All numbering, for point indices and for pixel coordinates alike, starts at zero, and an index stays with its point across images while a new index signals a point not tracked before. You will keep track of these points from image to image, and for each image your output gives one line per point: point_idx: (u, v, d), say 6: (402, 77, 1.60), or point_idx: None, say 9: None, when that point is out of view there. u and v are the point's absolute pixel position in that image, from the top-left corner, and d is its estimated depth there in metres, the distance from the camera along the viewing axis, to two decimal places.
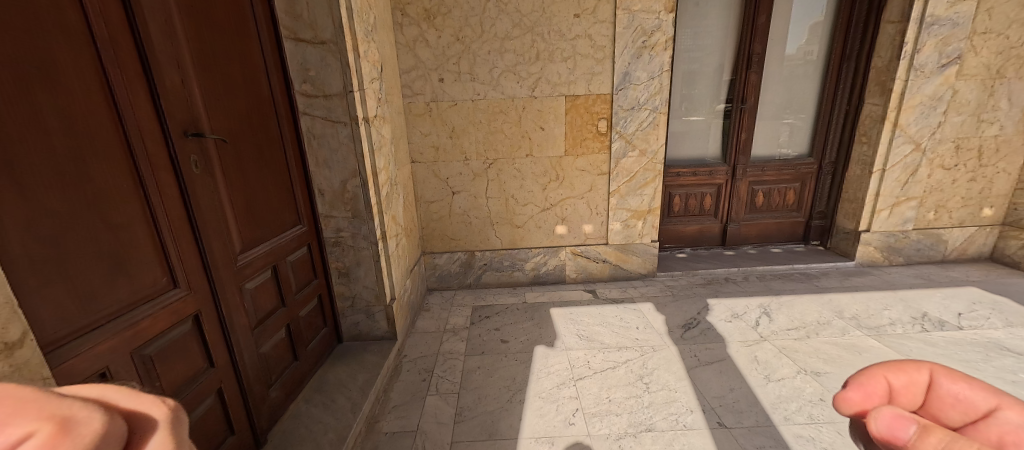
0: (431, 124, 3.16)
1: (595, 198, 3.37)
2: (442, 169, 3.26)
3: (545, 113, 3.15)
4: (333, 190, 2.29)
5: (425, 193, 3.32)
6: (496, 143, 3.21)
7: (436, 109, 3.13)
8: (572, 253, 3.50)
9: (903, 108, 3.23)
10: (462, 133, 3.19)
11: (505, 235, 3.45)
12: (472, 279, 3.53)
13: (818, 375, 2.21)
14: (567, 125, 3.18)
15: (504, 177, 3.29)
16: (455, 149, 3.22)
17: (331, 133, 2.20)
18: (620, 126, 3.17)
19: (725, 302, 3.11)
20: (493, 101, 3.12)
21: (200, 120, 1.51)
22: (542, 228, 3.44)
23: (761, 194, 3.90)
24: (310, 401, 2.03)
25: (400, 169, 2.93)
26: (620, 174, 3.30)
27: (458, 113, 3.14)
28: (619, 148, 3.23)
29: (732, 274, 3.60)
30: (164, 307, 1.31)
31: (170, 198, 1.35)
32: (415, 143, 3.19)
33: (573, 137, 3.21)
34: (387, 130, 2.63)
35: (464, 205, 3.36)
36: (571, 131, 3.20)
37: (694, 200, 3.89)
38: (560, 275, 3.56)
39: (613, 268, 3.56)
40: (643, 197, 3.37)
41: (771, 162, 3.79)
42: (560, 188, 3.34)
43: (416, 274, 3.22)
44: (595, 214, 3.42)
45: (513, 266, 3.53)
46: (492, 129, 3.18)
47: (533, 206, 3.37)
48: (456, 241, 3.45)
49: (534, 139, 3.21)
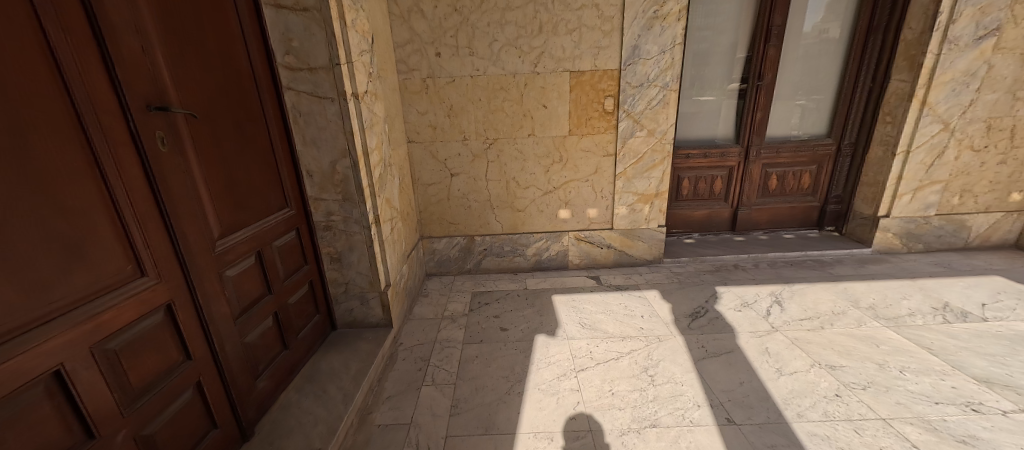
0: (427, 103, 3.00)
1: (600, 182, 3.22)
2: (440, 150, 3.11)
3: (548, 90, 2.97)
4: (323, 171, 2.16)
5: (423, 176, 3.18)
6: (496, 122, 3.05)
7: (433, 87, 2.96)
8: (575, 239, 3.38)
9: (933, 85, 3.02)
10: (461, 112, 3.02)
11: (505, 219, 3.32)
12: (471, 265, 3.43)
13: (833, 369, 2.10)
14: (571, 104, 3.01)
15: (504, 159, 3.14)
16: (454, 129, 3.07)
17: (318, 110, 2.05)
18: (627, 104, 2.99)
19: (735, 290, 2.98)
20: (494, 77, 2.94)
21: (166, 93, 1.38)
22: (545, 212, 3.30)
23: (775, 178, 3.71)
24: (301, 391, 1.96)
25: (395, 150, 2.79)
26: (626, 155, 3.13)
27: (457, 89, 2.97)
28: (626, 127, 3.05)
29: (742, 261, 3.47)
30: (131, 297, 1.20)
31: (132, 177, 1.23)
32: (412, 122, 3.04)
33: (578, 116, 3.04)
34: (380, 107, 2.48)
35: (463, 188, 3.23)
36: (576, 110, 3.02)
37: (704, 184, 3.72)
38: (563, 261, 3.45)
39: (617, 254, 3.44)
40: (651, 180, 3.21)
41: (787, 143, 3.60)
42: (564, 171, 3.18)
43: (414, 259, 3.12)
44: (600, 198, 3.27)
45: (514, 251, 3.41)
46: (492, 108, 3.01)
47: (536, 189, 3.23)
48: (454, 225, 3.33)
49: (536, 119, 3.04)
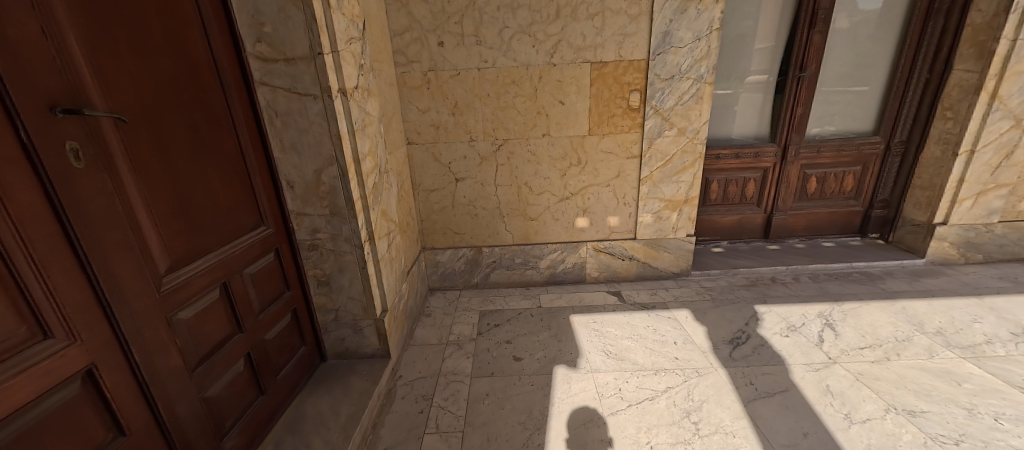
0: (429, 99, 2.65)
1: (622, 186, 2.87)
2: (444, 152, 2.77)
3: (565, 84, 2.61)
4: (306, 181, 1.82)
5: (424, 181, 2.84)
6: (506, 121, 2.70)
7: (435, 81, 2.61)
8: (594, 249, 3.04)
9: (1006, 75, 2.63)
10: (468, 109, 2.68)
11: (516, 229, 2.99)
12: (478, 279, 3.11)
13: (913, 416, 1.76)
14: (592, 99, 2.65)
15: (515, 162, 2.80)
16: (459, 129, 2.72)
17: (299, 109, 1.71)
18: (655, 100, 2.63)
19: (778, 310, 2.64)
20: (504, 69, 2.59)
21: (85, 91, 1.05)
22: (560, 220, 2.97)
23: (814, 180, 3.35)
24: (280, 445, 1.64)
25: (393, 154, 2.45)
26: (653, 157, 2.77)
27: (463, 84, 2.62)
28: (653, 126, 2.69)
29: (779, 274, 3.12)
30: (26, 372, 0.89)
31: (26, 207, 0.91)
32: (411, 121, 2.70)
33: (599, 114, 2.68)
34: (375, 105, 2.13)
35: (469, 195, 2.89)
36: (597, 107, 2.67)
37: (735, 187, 3.37)
38: (580, 274, 3.11)
39: (641, 266, 3.10)
40: (680, 185, 2.86)
41: (829, 142, 3.23)
42: (582, 175, 2.84)
43: (415, 274, 2.80)
44: (622, 204, 2.92)
45: (526, 263, 3.08)
46: (502, 105, 2.67)
47: (550, 195, 2.89)
48: (460, 235, 3.00)
49: (551, 117, 2.69)
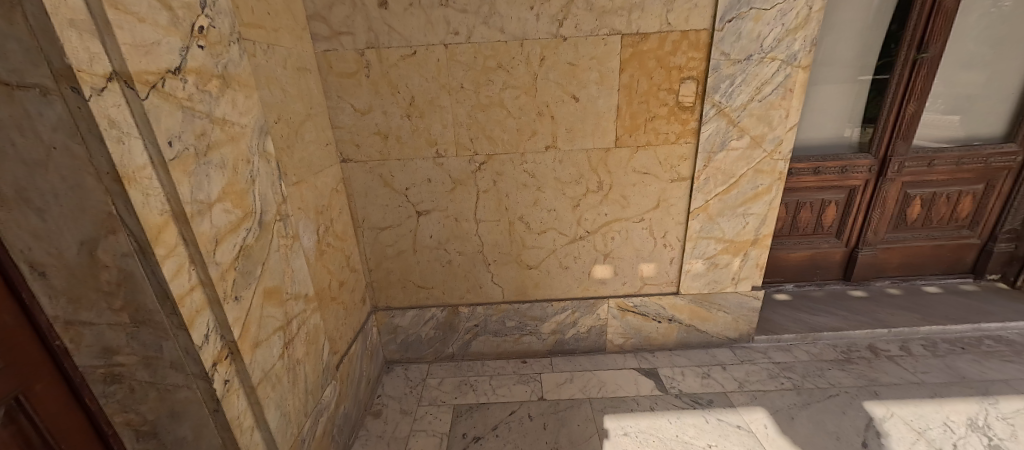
0: (370, 93, 1.71)
1: (663, 221, 1.95)
2: (397, 173, 1.84)
3: (580, 68, 1.67)
4: (68, 264, 0.89)
5: (371, 215, 1.91)
6: (490, 127, 1.77)
7: (377, 65, 1.67)
8: (619, 309, 2.13)
9: None
10: (431, 110, 1.74)
11: (507, 281, 2.07)
12: (455, 348, 2.20)
13: None
14: (621, 93, 1.71)
15: (504, 187, 1.87)
16: (420, 139, 1.79)
17: (14, 118, 0.78)
18: (719, 93, 1.70)
19: (904, 415, 1.73)
20: (485, 46, 1.65)
21: None
22: (571, 269, 2.05)
23: (917, 203, 2.44)
24: None
25: (305, 183, 1.51)
26: (711, 180, 1.85)
27: (421, 69, 1.68)
28: (714, 133, 1.76)
29: (879, 340, 2.21)
30: None
31: None
32: (345, 128, 1.76)
33: (631, 115, 1.74)
34: (251, 106, 1.19)
35: (437, 234, 1.96)
36: (628, 106, 1.73)
37: (809, 213, 2.46)
38: (598, 341, 2.20)
39: (684, 331, 2.19)
40: (747, 219, 1.94)
41: (947, 152, 2.31)
42: (604, 205, 1.91)
43: (357, 355, 1.88)
44: (661, 247, 2.00)
45: (521, 328, 2.17)
46: (482, 103, 1.73)
47: (556, 233, 1.96)
48: (426, 290, 2.08)
49: (559, 121, 1.76)
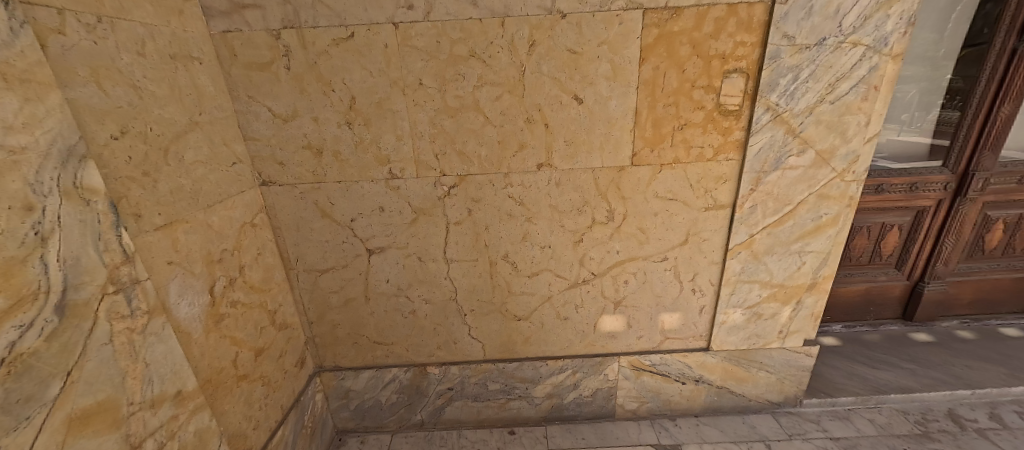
0: (294, 92, 1.23)
1: (692, 261, 1.47)
2: (336, 200, 1.37)
3: (585, 58, 1.20)
4: None
5: (306, 254, 1.44)
6: (461, 138, 1.29)
7: (299, 52, 1.18)
8: (632, 368, 1.66)
9: None
10: (379, 116, 1.26)
11: (489, 336, 1.60)
12: (423, 416, 1.73)
13: None
14: (641, 93, 1.23)
15: (481, 218, 1.40)
16: (366, 155, 1.31)
17: None
18: (777, 92, 1.23)
19: None
20: (450, 25, 1.17)
21: None
22: (571, 321, 1.58)
23: (999, 228, 1.97)
24: None
25: (185, 223, 1.04)
26: (760, 208, 1.38)
27: (363, 59, 1.20)
28: (766, 147, 1.29)
29: (961, 404, 1.75)
30: None
31: None
32: (262, 140, 1.28)
33: (654, 122, 1.27)
34: (42, 114, 0.71)
35: (395, 277, 1.49)
36: (650, 110, 1.26)
37: (864, 239, 2.00)
38: (605, 407, 1.74)
39: (715, 393, 1.72)
40: (804, 259, 1.47)
41: None
42: (615, 241, 1.44)
43: (286, 441, 1.41)
44: (690, 293, 1.53)
45: (508, 391, 1.70)
46: (449, 106, 1.25)
47: (552, 276, 1.49)
48: (384, 346, 1.61)
49: (555, 131, 1.28)
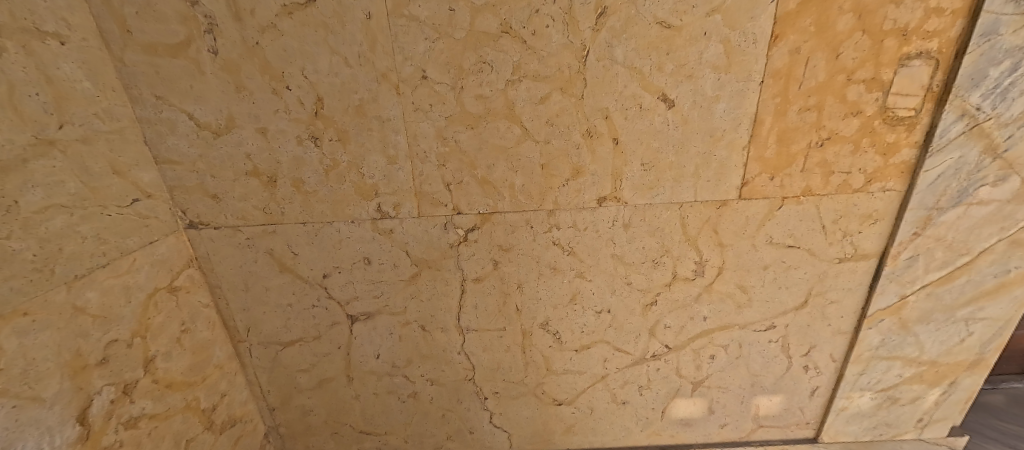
0: (226, 90, 0.79)
1: (809, 330, 1.04)
2: (299, 248, 0.93)
3: (686, 35, 0.75)
4: None
5: (259, 322, 1.01)
6: (486, 160, 0.85)
7: (231, 26, 0.75)
8: None
9: None
10: (360, 126, 0.82)
11: (517, 424, 1.16)
12: None
13: None
14: (768, 90, 0.79)
15: (512, 273, 0.96)
16: (341, 185, 0.87)
17: None
18: (981, 91, 0.78)
19: None
20: None
21: None
22: (630, 406, 1.14)
23: None
24: None
25: (22, 317, 0.60)
26: (923, 260, 0.94)
27: (332, 36, 0.75)
28: (947, 173, 0.85)
29: None
30: None
31: None
32: (184, 162, 0.84)
33: (782, 135, 0.83)
34: None
35: (387, 351, 1.05)
36: (778, 117, 0.81)
37: None
38: None
39: None
40: (971, 328, 1.03)
41: None
42: (703, 304, 1.00)
43: None
44: (801, 371, 1.09)
45: None
46: (468, 111, 0.81)
47: (608, 350, 1.06)
48: (374, 437, 1.18)
49: (628, 149, 0.84)
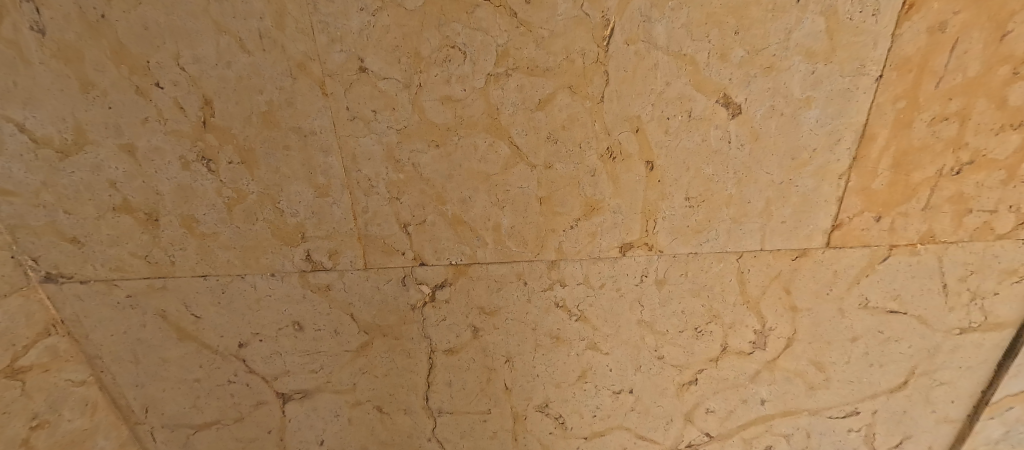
0: (66, 88, 0.52)
1: (905, 418, 0.76)
2: (201, 309, 0.67)
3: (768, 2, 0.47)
4: None
5: (159, 400, 0.75)
6: (459, 192, 0.58)
7: None
8: None
9: None
10: (272, 142, 0.55)
11: None
12: None
13: None
14: (888, 90, 0.52)
15: (498, 342, 0.70)
16: (250, 226, 0.60)
17: None
18: None
19: None
20: None
21: None
22: None
23: None
24: None
25: None
26: None
27: (214, 3, 0.47)
28: None
29: None
30: None
31: None
32: (23, 193, 0.58)
33: (900, 158, 0.55)
34: None
35: (332, 437, 0.79)
36: (898, 131, 0.54)
37: None
38: None
39: None
40: None
41: None
42: (761, 384, 0.72)
43: None
44: None
45: None
46: (430, 121, 0.54)
47: (629, 439, 0.78)
48: None
49: (667, 176, 0.57)
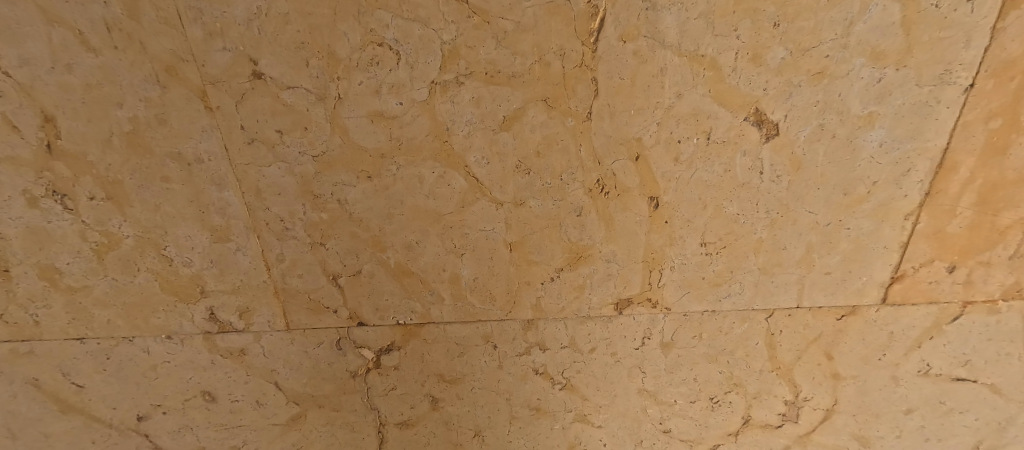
0: None
1: None
2: (82, 378, 0.52)
3: None
4: None
5: None
6: (403, 236, 0.44)
7: None
8: None
9: None
10: (145, 172, 0.41)
11: None
12: None
13: None
14: (979, 105, 0.38)
15: (464, 414, 0.55)
16: (132, 279, 0.46)
17: None
18: None
19: None
20: None
21: None
22: None
23: None
24: None
25: None
26: None
27: None
28: None
29: None
30: None
31: None
32: None
33: (987, 192, 0.41)
34: None
35: None
36: (987, 159, 0.40)
37: None
38: None
39: None
40: None
41: None
42: None
43: None
44: None
45: None
46: (357, 145, 0.40)
47: None
48: None
49: (677, 216, 0.43)
